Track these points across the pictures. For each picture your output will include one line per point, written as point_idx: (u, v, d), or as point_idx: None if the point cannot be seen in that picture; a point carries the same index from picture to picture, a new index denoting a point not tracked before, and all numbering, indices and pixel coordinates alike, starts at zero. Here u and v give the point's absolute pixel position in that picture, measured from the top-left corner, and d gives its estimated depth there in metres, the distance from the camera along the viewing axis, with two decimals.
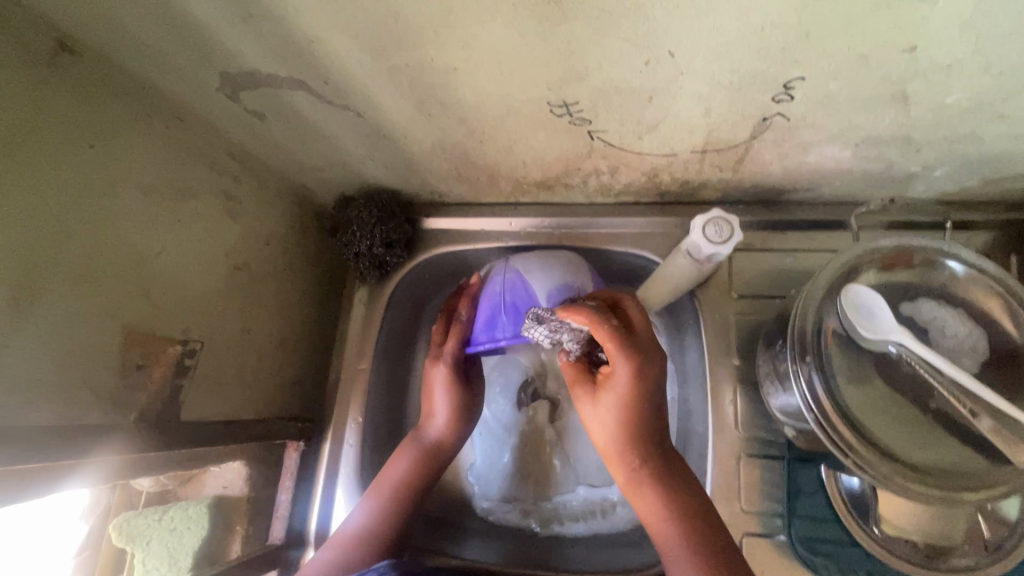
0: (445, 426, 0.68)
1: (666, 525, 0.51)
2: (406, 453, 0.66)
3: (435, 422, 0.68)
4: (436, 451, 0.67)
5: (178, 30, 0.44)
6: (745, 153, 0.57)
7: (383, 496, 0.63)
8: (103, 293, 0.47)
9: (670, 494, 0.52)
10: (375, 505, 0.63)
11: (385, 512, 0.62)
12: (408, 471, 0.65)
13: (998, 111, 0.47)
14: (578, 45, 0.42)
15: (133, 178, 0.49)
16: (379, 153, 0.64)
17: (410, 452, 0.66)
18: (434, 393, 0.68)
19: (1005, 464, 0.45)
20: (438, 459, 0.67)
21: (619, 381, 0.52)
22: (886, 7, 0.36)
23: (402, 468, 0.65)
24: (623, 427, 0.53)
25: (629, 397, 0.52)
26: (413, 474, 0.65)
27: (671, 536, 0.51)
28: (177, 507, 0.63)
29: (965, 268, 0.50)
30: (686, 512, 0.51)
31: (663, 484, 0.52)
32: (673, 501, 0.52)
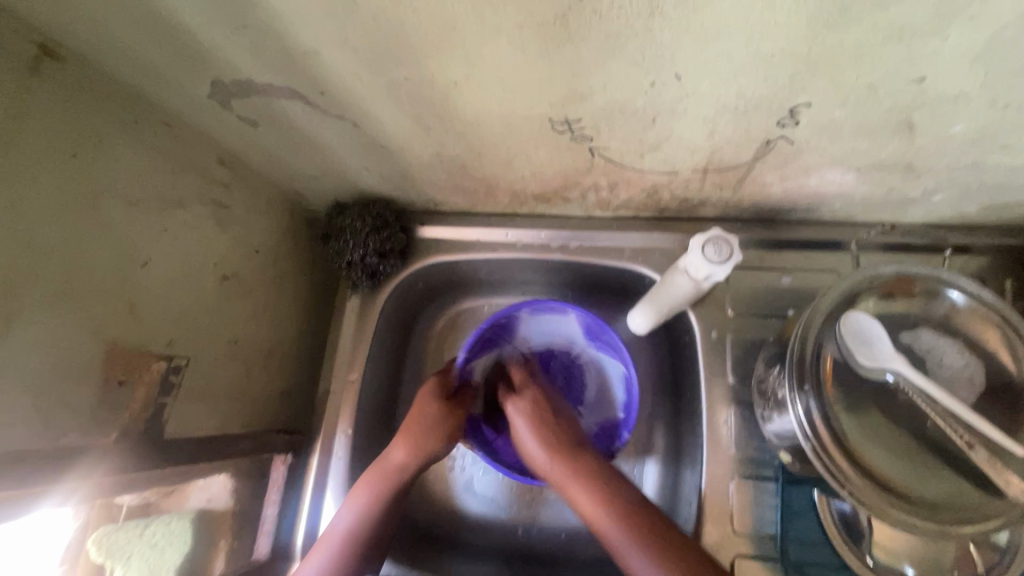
0: (406, 453, 0.65)
1: (613, 526, 0.54)
2: (362, 485, 0.64)
3: (397, 450, 0.66)
4: (392, 475, 0.64)
5: (169, 39, 0.42)
6: (746, 174, 0.57)
7: (342, 530, 0.62)
8: (84, 308, 0.45)
9: (607, 492, 0.56)
10: (336, 534, 0.62)
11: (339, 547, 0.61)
12: (368, 506, 0.63)
13: (1001, 141, 0.46)
14: (583, 65, 0.41)
15: (117, 188, 0.48)
16: (374, 163, 0.62)
17: (365, 481, 0.64)
18: (421, 408, 0.69)
19: (1000, 497, 0.45)
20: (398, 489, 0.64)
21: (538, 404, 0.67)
22: (897, 40, 0.36)
23: (360, 501, 0.63)
24: (544, 444, 0.62)
25: (535, 419, 0.65)
26: (372, 499, 0.63)
27: (623, 538, 0.53)
28: (159, 521, 0.59)
29: (966, 299, 0.50)
30: (631, 513, 0.54)
31: (592, 484, 0.57)
32: (615, 501, 0.55)
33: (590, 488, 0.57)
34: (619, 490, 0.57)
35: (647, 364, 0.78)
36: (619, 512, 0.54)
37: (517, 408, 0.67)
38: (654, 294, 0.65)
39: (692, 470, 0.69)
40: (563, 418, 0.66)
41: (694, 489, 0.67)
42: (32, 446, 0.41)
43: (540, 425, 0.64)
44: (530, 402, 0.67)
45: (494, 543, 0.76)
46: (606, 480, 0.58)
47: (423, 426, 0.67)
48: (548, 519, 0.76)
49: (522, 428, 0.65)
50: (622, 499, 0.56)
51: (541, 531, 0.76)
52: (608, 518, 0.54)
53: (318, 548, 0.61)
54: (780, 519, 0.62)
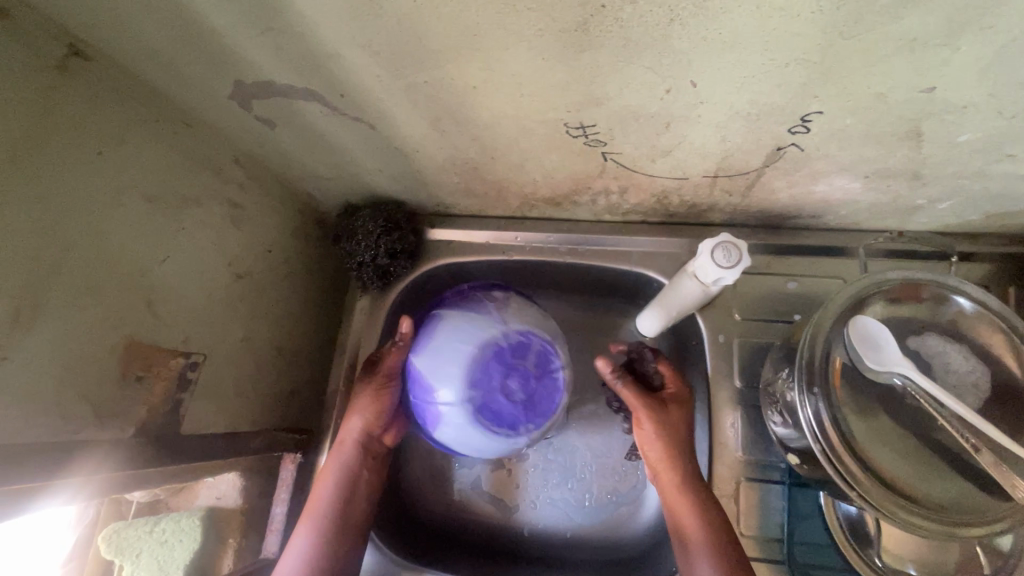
0: (362, 430, 0.67)
1: (699, 537, 0.57)
2: (328, 464, 0.66)
3: (355, 432, 0.67)
4: (349, 453, 0.66)
5: (195, 41, 0.43)
6: (755, 180, 0.57)
7: (319, 506, 0.63)
8: (103, 303, 0.46)
9: (704, 505, 0.59)
10: (315, 509, 0.63)
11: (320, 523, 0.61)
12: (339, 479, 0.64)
13: (1007, 150, 0.47)
14: (601, 72, 0.42)
15: (139, 186, 0.48)
16: (388, 164, 0.63)
17: (333, 462, 0.66)
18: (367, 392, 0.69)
19: (1005, 499, 0.46)
20: (359, 469, 0.66)
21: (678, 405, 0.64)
22: (909, 50, 0.37)
23: (334, 479, 0.64)
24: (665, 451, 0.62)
25: (671, 438, 0.62)
26: (336, 475, 0.65)
27: (699, 547, 0.56)
28: (171, 518, 0.61)
29: (974, 304, 0.50)
30: (711, 526, 0.57)
31: (693, 496, 0.59)
32: (702, 507, 0.59)
33: (690, 506, 0.59)
34: (712, 510, 0.58)
35: None
36: (706, 526, 0.57)
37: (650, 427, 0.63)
38: (662, 298, 0.66)
39: None
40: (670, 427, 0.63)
41: None
42: (51, 438, 0.42)
43: (671, 439, 0.62)
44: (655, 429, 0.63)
45: (500, 544, 0.76)
46: (700, 488, 0.60)
47: (369, 405, 0.67)
48: (554, 521, 0.76)
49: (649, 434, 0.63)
50: (713, 514, 0.58)
51: (546, 532, 0.76)
52: (696, 529, 0.57)
53: (304, 524, 0.61)
54: (786, 522, 0.63)
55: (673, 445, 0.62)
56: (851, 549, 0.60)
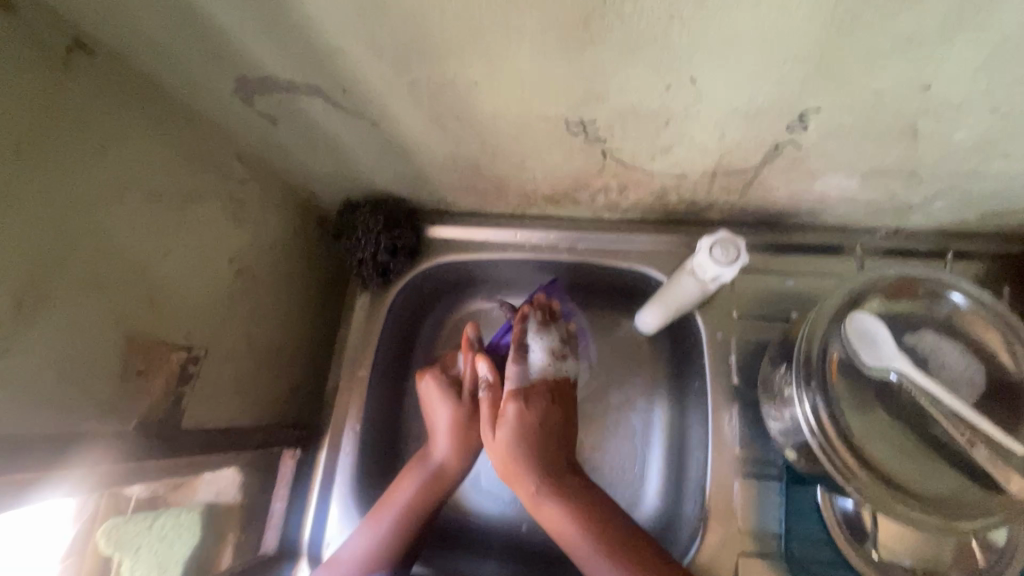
0: (449, 449, 0.67)
1: (602, 566, 0.55)
2: (416, 470, 0.67)
3: (440, 445, 0.67)
4: (445, 479, 0.66)
5: (199, 37, 0.43)
6: (753, 177, 0.58)
7: (398, 511, 0.63)
8: (106, 296, 0.46)
9: (596, 530, 0.56)
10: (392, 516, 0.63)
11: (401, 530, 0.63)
12: (429, 490, 0.65)
13: (1001, 148, 0.48)
14: (602, 68, 0.42)
15: (142, 181, 0.48)
16: (389, 162, 0.63)
17: (423, 471, 0.66)
18: (433, 405, 0.69)
19: (1000, 493, 0.46)
20: (449, 480, 0.67)
21: (511, 421, 0.61)
22: (905, 48, 0.37)
23: (417, 486, 0.65)
24: (518, 451, 0.60)
25: (533, 423, 0.61)
26: (431, 486, 0.65)
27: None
28: (169, 514, 0.61)
29: (967, 300, 0.51)
30: (626, 562, 0.54)
31: (585, 513, 0.58)
32: (599, 525, 0.57)
33: (579, 533, 0.57)
34: (611, 534, 0.56)
35: (653, 365, 0.79)
36: (603, 551, 0.55)
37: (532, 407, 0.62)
38: (662, 295, 0.67)
39: (694, 468, 0.70)
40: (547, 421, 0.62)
41: (699, 485, 0.68)
42: (53, 430, 0.42)
43: (530, 435, 0.60)
44: (537, 413, 0.62)
45: (498, 541, 0.76)
46: (604, 505, 0.59)
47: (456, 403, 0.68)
48: (553, 518, 0.77)
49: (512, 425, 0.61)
50: (616, 539, 0.56)
51: (545, 529, 0.77)
52: (592, 551, 0.56)
53: (376, 530, 0.62)
54: (784, 517, 0.63)
55: (528, 441, 0.60)
56: (847, 544, 0.60)
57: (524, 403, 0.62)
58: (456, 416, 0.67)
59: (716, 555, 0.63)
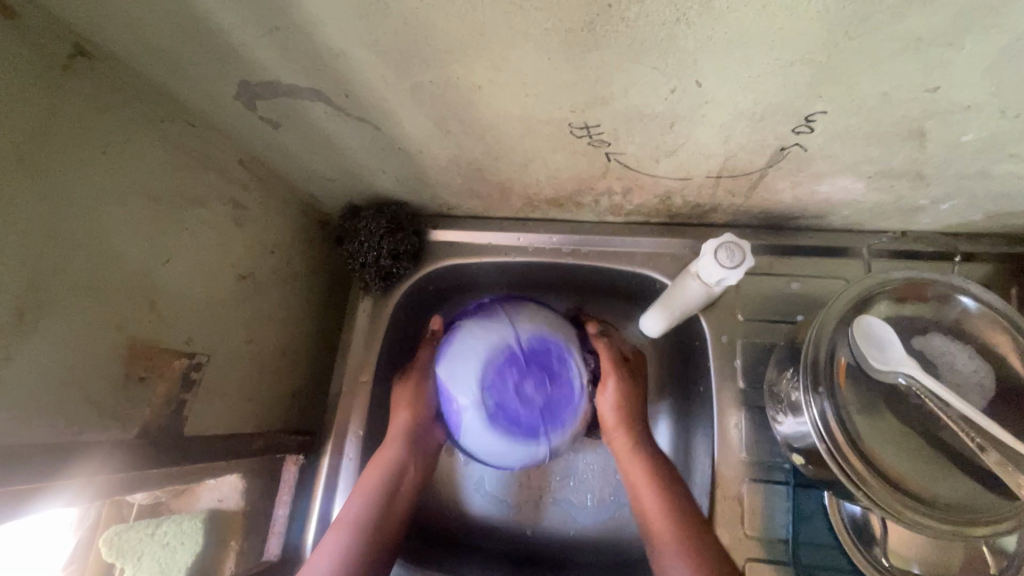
0: (399, 439, 0.67)
1: (665, 521, 0.58)
2: (375, 457, 0.66)
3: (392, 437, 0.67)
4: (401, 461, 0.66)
5: (200, 41, 0.43)
6: (759, 180, 0.58)
7: (360, 489, 0.63)
8: (107, 303, 0.46)
9: (666, 493, 0.60)
10: (356, 496, 0.63)
11: (365, 504, 0.62)
12: (387, 463, 0.65)
13: (1010, 150, 0.47)
14: (607, 71, 0.42)
15: (143, 186, 0.48)
16: (391, 165, 0.63)
17: (381, 455, 0.66)
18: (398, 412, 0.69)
19: (1012, 499, 0.46)
20: (406, 459, 0.66)
21: (610, 389, 0.68)
22: (913, 49, 0.37)
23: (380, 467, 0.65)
24: (621, 416, 0.67)
25: (631, 399, 0.68)
26: (383, 462, 0.66)
27: (670, 537, 0.57)
28: (172, 521, 0.61)
29: (977, 304, 0.51)
30: (686, 525, 0.57)
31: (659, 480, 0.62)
32: (666, 491, 0.60)
33: (652, 485, 0.61)
34: (681, 505, 0.59)
35: (657, 369, 0.79)
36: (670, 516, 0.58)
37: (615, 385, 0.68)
38: (665, 298, 0.66)
39: (700, 473, 0.70)
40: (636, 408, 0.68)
41: (706, 492, 0.67)
42: (54, 438, 0.42)
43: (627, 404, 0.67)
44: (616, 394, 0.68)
45: (502, 547, 0.76)
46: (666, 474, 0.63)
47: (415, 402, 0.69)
48: (558, 523, 0.77)
49: (609, 391, 0.68)
50: (681, 510, 0.59)
51: (549, 534, 0.76)
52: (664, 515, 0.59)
53: (345, 510, 0.62)
54: (791, 522, 0.63)
55: (624, 403, 0.67)
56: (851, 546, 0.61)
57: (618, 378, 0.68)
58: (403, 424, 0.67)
59: None
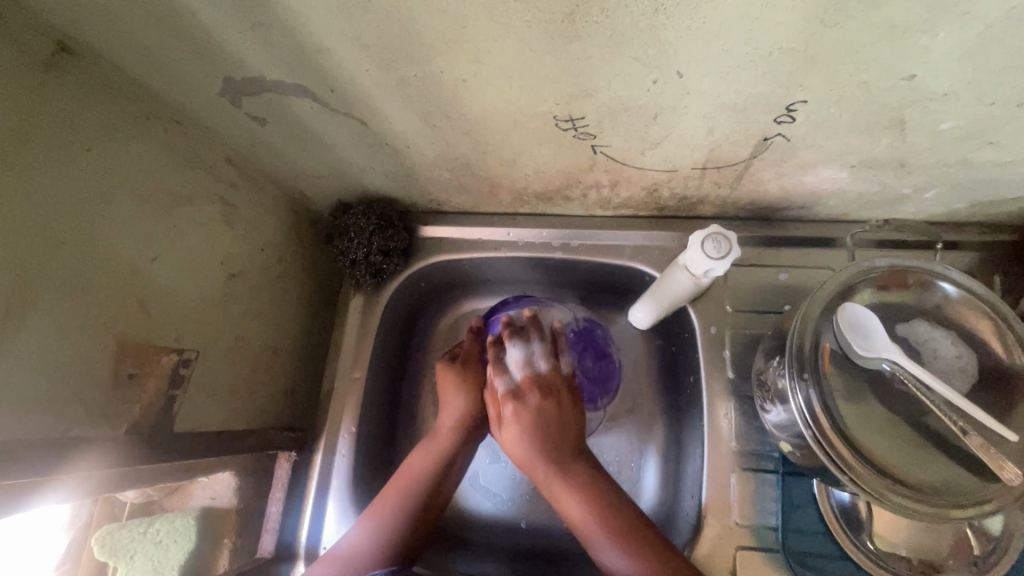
0: (455, 421, 0.68)
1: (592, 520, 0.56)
2: (422, 444, 0.68)
3: (445, 420, 0.69)
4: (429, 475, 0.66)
5: (184, 38, 0.43)
6: (744, 171, 0.58)
7: (403, 479, 0.65)
8: (95, 300, 0.46)
9: (587, 491, 0.57)
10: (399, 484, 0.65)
11: (407, 493, 0.64)
12: (438, 453, 0.67)
13: (989, 137, 0.48)
14: (589, 63, 0.42)
15: (129, 183, 0.48)
16: (380, 161, 0.63)
17: (429, 442, 0.68)
18: (450, 392, 0.69)
19: (994, 481, 0.46)
20: (456, 451, 0.68)
21: (517, 421, 0.60)
22: (889, 37, 0.37)
23: (428, 457, 0.67)
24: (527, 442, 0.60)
25: (537, 418, 0.60)
26: (437, 451, 0.67)
27: (600, 534, 0.55)
28: (164, 519, 0.61)
29: (958, 290, 0.51)
30: (619, 519, 0.55)
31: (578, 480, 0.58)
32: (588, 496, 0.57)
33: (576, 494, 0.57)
34: (620, 508, 0.56)
35: (648, 362, 0.80)
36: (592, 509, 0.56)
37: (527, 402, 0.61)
38: (655, 290, 0.67)
39: (692, 463, 0.70)
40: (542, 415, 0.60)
41: (697, 485, 0.68)
42: (43, 436, 0.42)
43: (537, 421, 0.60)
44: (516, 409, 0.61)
45: (497, 541, 0.76)
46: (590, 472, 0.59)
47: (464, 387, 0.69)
48: (552, 517, 0.76)
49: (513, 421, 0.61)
50: (622, 516, 0.56)
51: (543, 527, 0.76)
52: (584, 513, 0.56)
53: (385, 498, 0.64)
54: (781, 511, 0.63)
55: (528, 433, 0.60)
56: (841, 533, 0.61)
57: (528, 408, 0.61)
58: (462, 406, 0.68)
59: (714, 550, 0.63)
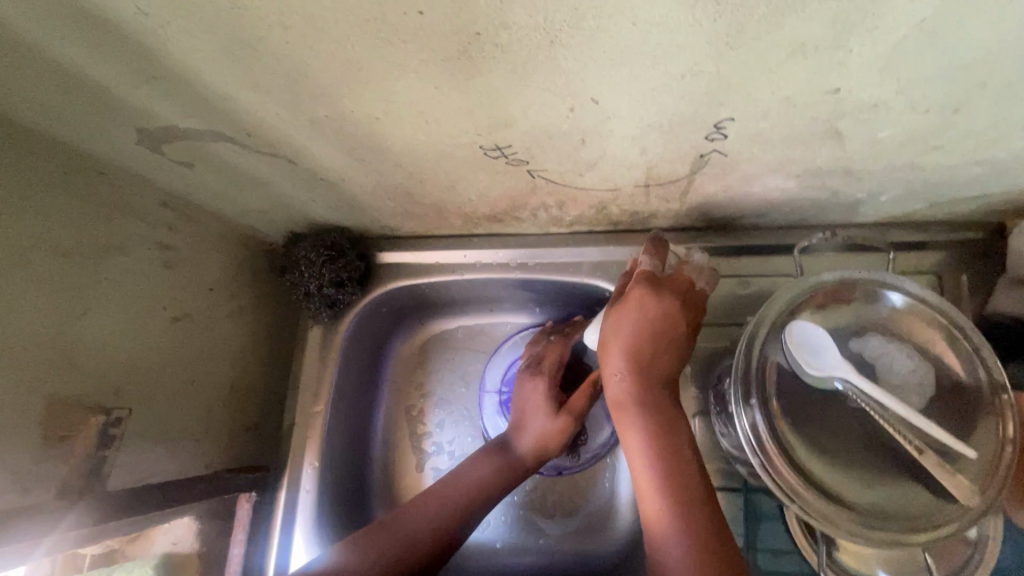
0: (535, 441, 0.68)
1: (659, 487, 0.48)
2: (495, 457, 0.67)
3: (525, 438, 0.69)
4: (479, 484, 0.64)
5: (83, 94, 0.42)
6: (688, 186, 0.56)
7: (458, 491, 0.63)
8: (17, 366, 0.45)
9: (676, 466, 0.49)
10: (452, 495, 0.63)
11: (461, 510, 0.62)
12: (493, 470, 0.65)
13: (933, 142, 0.46)
14: (499, 95, 0.41)
15: (48, 241, 0.47)
16: (321, 194, 0.62)
17: (501, 458, 0.67)
18: (535, 411, 0.71)
19: (950, 501, 0.45)
20: (523, 473, 0.67)
21: (632, 304, 0.55)
22: (802, 55, 0.35)
23: (487, 470, 0.65)
24: (640, 347, 0.53)
25: (653, 321, 0.54)
26: (505, 472, 0.66)
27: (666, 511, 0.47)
28: (124, 569, 0.58)
29: (907, 300, 0.50)
30: (688, 496, 0.47)
31: (668, 462, 0.49)
32: (675, 485, 0.48)
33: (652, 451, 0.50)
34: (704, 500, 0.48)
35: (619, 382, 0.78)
36: (675, 503, 0.47)
37: (646, 301, 0.55)
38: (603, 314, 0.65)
39: None
40: (663, 321, 0.54)
41: None
42: None
43: (655, 328, 0.54)
44: (642, 311, 0.54)
45: (470, 566, 0.76)
46: (689, 462, 0.49)
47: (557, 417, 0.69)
48: (524, 538, 0.77)
49: (629, 318, 0.54)
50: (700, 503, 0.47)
51: (514, 549, 0.77)
52: (661, 506, 0.47)
53: (412, 508, 0.61)
54: (748, 530, 0.62)
55: (642, 341, 0.53)
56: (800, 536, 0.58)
57: (662, 293, 0.56)
58: (549, 430, 0.68)
59: None
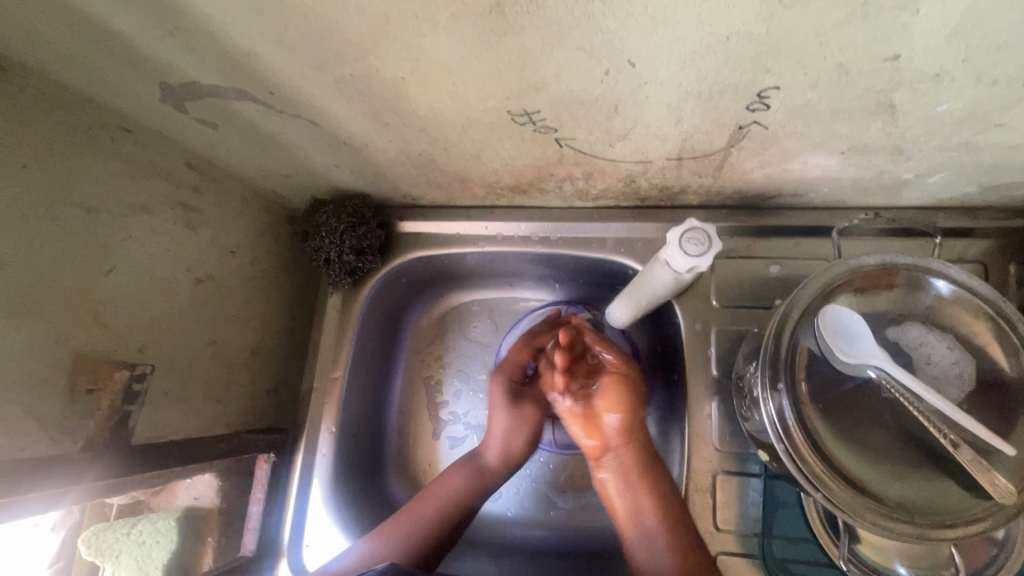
0: (501, 450, 0.70)
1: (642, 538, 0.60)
2: (461, 467, 0.69)
3: (493, 448, 0.71)
4: (447, 503, 0.66)
5: (107, 47, 0.41)
6: (724, 161, 0.54)
7: (439, 506, 0.66)
8: (46, 319, 0.46)
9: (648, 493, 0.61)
10: (422, 510, 0.66)
11: (433, 522, 0.65)
12: (462, 479, 0.68)
13: (995, 119, 0.43)
14: (531, 56, 0.39)
15: (74, 196, 0.48)
16: (343, 159, 0.61)
17: (469, 468, 0.69)
18: (496, 414, 0.71)
19: (987, 498, 0.43)
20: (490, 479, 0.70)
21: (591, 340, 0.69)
22: (864, 16, 0.33)
23: (459, 481, 0.68)
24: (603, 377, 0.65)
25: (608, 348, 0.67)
26: (472, 479, 0.69)
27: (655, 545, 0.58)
28: (148, 519, 0.62)
29: (953, 288, 0.47)
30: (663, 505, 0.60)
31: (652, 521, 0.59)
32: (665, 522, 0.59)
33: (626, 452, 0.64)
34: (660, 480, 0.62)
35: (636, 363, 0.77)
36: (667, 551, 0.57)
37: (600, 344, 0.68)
38: (632, 287, 0.62)
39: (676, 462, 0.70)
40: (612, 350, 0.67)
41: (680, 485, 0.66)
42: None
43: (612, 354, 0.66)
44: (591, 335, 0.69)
45: (482, 535, 0.76)
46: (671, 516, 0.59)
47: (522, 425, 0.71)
48: (536, 511, 0.77)
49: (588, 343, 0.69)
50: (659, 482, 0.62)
51: (526, 522, 0.77)
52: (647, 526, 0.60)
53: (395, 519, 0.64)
54: (764, 515, 0.61)
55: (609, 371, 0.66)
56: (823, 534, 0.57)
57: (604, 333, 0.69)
58: (512, 437, 0.71)
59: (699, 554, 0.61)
